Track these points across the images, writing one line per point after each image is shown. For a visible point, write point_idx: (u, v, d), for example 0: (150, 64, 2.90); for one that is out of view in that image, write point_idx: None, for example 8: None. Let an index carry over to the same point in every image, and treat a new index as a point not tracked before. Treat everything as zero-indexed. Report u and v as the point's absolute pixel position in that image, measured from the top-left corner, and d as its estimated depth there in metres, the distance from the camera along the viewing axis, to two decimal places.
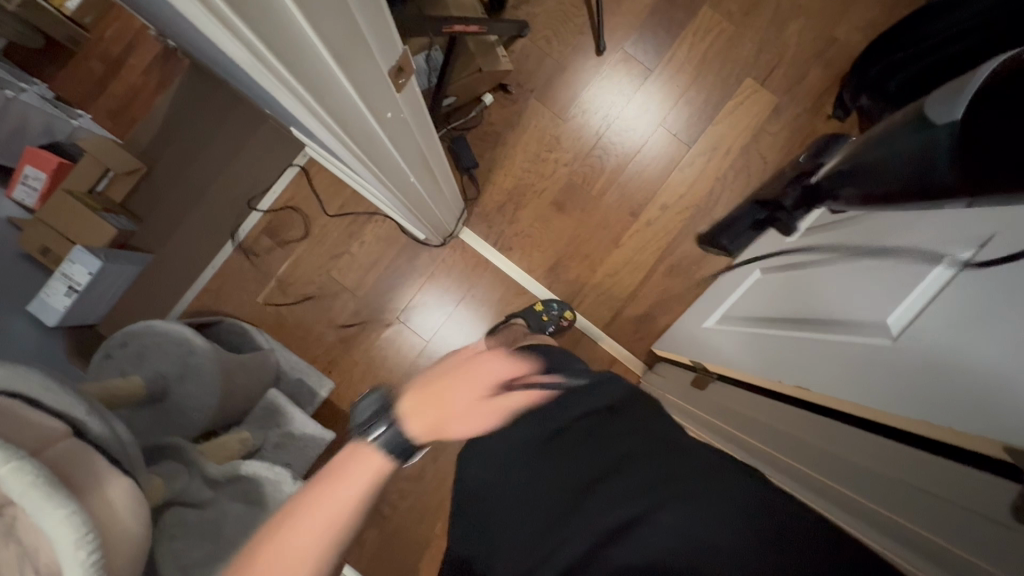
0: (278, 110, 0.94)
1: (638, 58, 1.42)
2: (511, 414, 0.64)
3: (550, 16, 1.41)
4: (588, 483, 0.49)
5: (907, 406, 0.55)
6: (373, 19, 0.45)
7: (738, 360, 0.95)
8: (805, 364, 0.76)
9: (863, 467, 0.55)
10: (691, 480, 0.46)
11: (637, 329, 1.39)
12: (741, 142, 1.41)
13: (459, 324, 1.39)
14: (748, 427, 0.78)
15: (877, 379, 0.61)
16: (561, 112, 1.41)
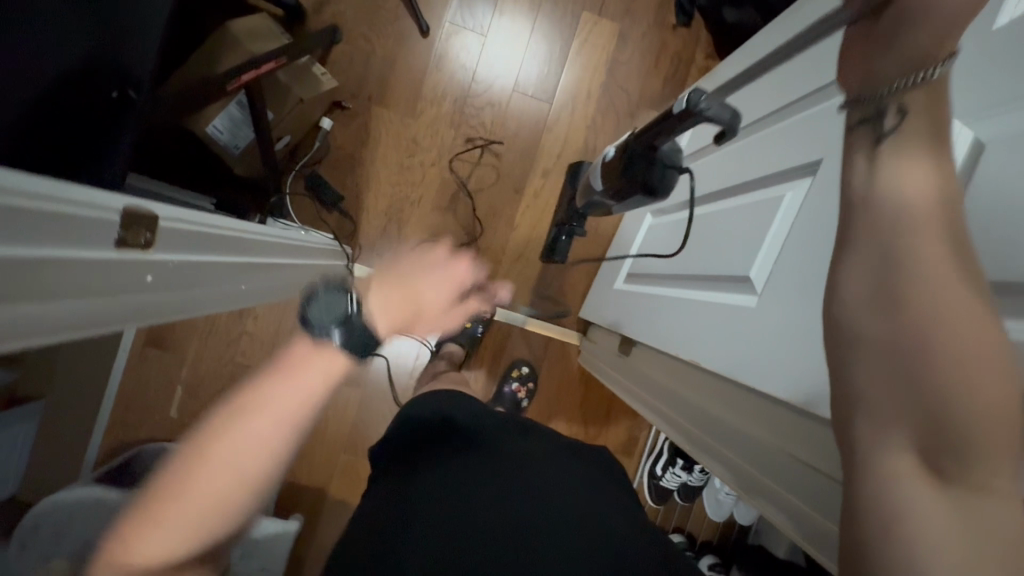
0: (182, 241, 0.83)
1: (466, 24, 1.30)
2: (462, 462, 0.77)
3: (358, 10, 1.26)
4: (559, 526, 0.70)
5: (782, 382, 0.57)
6: (43, 228, 0.35)
7: (641, 324, 0.98)
8: (694, 332, 0.78)
9: (765, 449, 0.67)
10: (601, 487, 0.83)
11: (560, 302, 1.38)
12: (598, 83, 1.35)
13: (394, 345, 1.35)
14: (678, 405, 0.88)
15: (750, 349, 0.64)
16: (408, 110, 1.30)
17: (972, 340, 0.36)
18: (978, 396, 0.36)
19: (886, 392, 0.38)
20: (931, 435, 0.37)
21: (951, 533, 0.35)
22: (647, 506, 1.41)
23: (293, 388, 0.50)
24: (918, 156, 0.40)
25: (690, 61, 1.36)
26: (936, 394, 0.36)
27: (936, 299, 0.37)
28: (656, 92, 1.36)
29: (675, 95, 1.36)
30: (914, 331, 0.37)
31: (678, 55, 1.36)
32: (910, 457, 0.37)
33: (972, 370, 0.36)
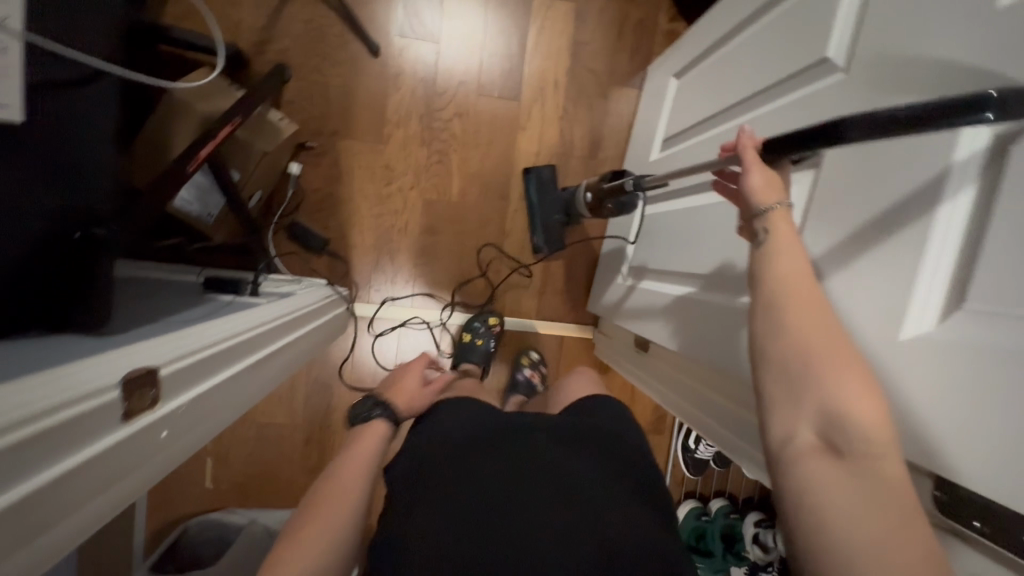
0: (149, 300, 0.77)
1: (415, 35, 1.23)
2: (462, 466, 0.67)
3: (302, 41, 1.19)
4: (550, 531, 0.60)
5: None
6: (42, 448, 0.34)
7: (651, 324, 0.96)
8: (708, 335, 0.76)
9: None
10: (624, 462, 0.73)
11: (566, 299, 1.36)
12: (564, 70, 1.29)
13: None
14: (697, 403, 0.86)
15: None
16: (376, 135, 1.24)
17: (833, 353, 0.45)
18: (837, 377, 0.43)
19: (777, 391, 0.46)
20: (820, 418, 0.43)
21: (848, 497, 0.40)
22: (686, 478, 1.43)
23: (361, 448, 0.73)
24: (789, 243, 0.51)
25: (654, 29, 1.30)
26: (800, 385, 0.45)
27: (793, 316, 0.47)
28: (624, 67, 1.30)
29: (644, 67, 1.31)
30: (779, 345, 0.47)
31: (640, 24, 1.29)
32: (807, 438, 0.44)
33: (829, 362, 0.44)
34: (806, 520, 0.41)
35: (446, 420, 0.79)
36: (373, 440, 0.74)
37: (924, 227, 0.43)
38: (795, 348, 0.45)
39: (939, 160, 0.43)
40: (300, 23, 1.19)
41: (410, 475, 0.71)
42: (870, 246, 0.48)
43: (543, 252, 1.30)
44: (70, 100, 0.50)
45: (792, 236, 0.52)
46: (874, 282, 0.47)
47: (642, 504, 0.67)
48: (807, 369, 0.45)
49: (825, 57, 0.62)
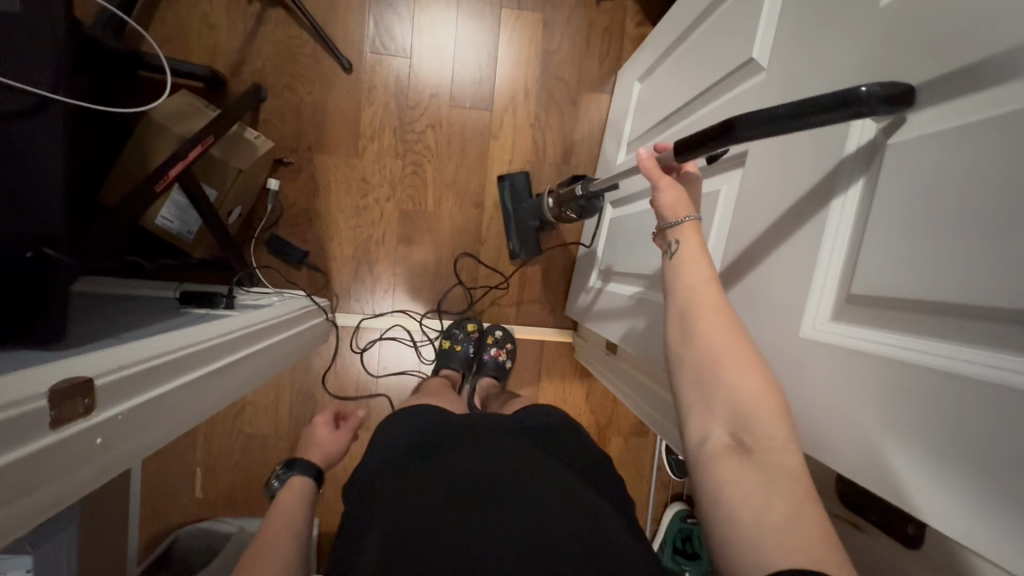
0: (118, 317, 0.80)
1: (387, 50, 1.27)
2: (424, 467, 0.66)
3: (277, 60, 1.23)
4: (520, 529, 0.56)
5: None
6: None
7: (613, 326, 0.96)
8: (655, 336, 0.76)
9: None
10: (577, 466, 0.72)
11: (544, 303, 1.37)
12: (533, 78, 1.31)
13: (395, 381, 1.34)
14: (657, 405, 0.86)
15: None
16: (351, 149, 1.27)
17: (738, 354, 0.47)
18: (741, 377, 0.45)
19: (691, 395, 0.48)
20: (729, 417, 0.44)
21: (754, 490, 0.40)
22: (672, 481, 1.43)
23: (286, 500, 0.74)
24: (696, 255, 0.54)
25: (621, 34, 1.32)
26: (711, 387, 0.46)
27: (704, 320, 0.49)
28: (593, 73, 1.32)
29: (614, 72, 1.33)
30: (691, 350, 0.48)
31: (608, 30, 1.31)
32: (719, 437, 0.45)
33: (735, 363, 0.46)
34: (721, 517, 0.41)
35: (398, 434, 0.77)
36: (297, 490, 0.76)
37: (821, 219, 0.44)
38: (705, 349, 0.47)
39: (832, 153, 0.44)
40: (275, 43, 1.23)
41: (363, 490, 0.69)
42: (778, 245, 0.49)
43: (518, 258, 1.32)
44: (23, 128, 0.55)
45: (702, 247, 0.56)
46: (780, 275, 0.48)
47: (603, 504, 0.63)
48: (715, 372, 0.47)
49: (750, 57, 0.62)
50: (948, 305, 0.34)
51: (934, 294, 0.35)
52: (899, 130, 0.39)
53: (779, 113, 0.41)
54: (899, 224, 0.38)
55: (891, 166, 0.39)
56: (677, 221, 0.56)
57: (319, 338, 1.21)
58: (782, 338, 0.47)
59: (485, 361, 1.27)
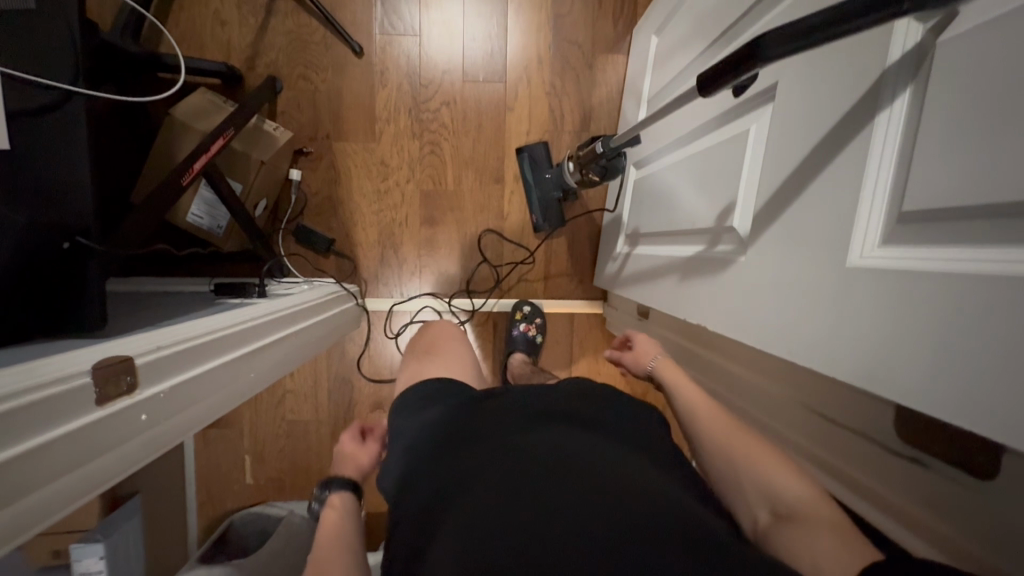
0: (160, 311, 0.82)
1: (396, 31, 1.25)
2: (460, 425, 0.63)
3: (289, 51, 1.24)
4: (569, 498, 0.49)
5: (753, 332, 0.54)
6: (17, 423, 0.38)
7: (640, 290, 0.93)
8: (683, 296, 0.73)
9: (779, 400, 0.62)
10: (630, 430, 0.62)
11: (572, 276, 1.35)
12: (546, 45, 1.27)
13: None
14: (694, 365, 0.84)
15: (728, 304, 0.60)
16: (369, 133, 1.28)
17: (746, 445, 0.59)
18: (754, 462, 0.57)
19: (731, 488, 0.58)
20: (762, 498, 0.54)
21: (800, 544, 0.48)
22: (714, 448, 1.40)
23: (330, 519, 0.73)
24: (680, 387, 0.73)
25: None
26: (744, 478, 0.56)
27: (717, 433, 0.63)
28: (607, 35, 1.28)
29: (629, 32, 1.28)
30: (713, 456, 0.61)
31: None
32: (764, 515, 0.53)
33: (749, 456, 0.58)
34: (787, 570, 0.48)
35: (416, 405, 0.70)
36: (338, 506, 0.76)
37: (864, 137, 0.41)
38: (724, 454, 0.60)
39: (875, 63, 0.40)
40: (286, 34, 1.23)
41: (400, 458, 0.63)
42: (818, 173, 0.46)
43: (542, 231, 1.30)
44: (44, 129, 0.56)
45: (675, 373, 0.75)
46: (821, 206, 0.45)
47: (665, 477, 0.54)
48: (737, 464, 0.58)
49: None
50: (1001, 206, 0.31)
51: (981, 198, 0.32)
52: (950, 25, 0.35)
53: (813, 17, 0.38)
54: (948, 128, 0.35)
55: (942, 67, 0.35)
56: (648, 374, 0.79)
57: (350, 322, 1.23)
58: (818, 277, 0.45)
59: (515, 338, 1.28)
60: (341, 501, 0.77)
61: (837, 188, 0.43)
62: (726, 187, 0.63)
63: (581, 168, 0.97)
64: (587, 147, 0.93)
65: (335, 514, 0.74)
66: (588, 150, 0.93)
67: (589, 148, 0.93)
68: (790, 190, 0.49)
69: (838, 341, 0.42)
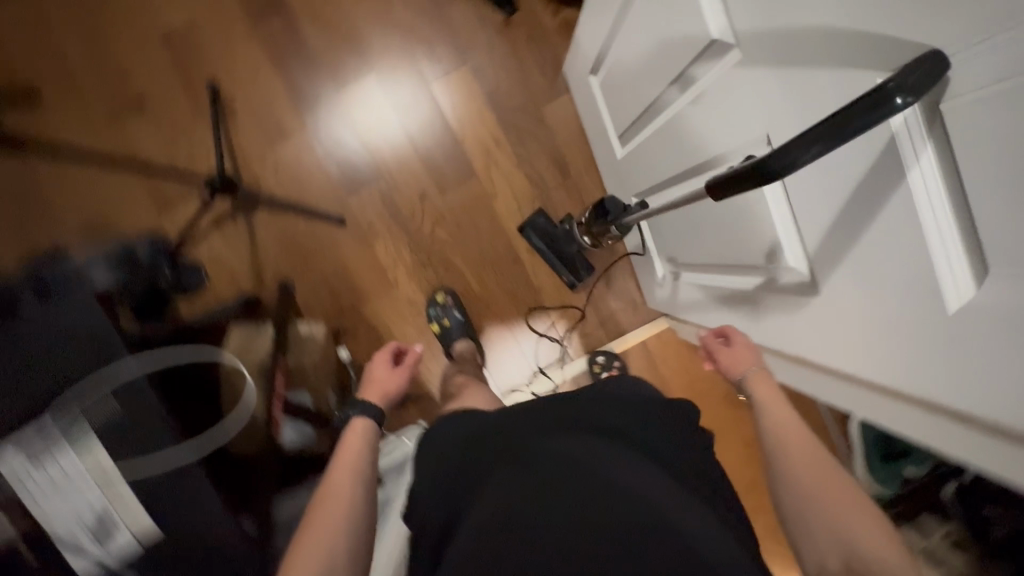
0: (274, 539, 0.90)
1: (362, 184, 1.30)
2: (497, 434, 0.67)
3: (283, 252, 1.29)
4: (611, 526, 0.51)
5: (867, 365, 0.53)
6: None
7: (706, 317, 0.94)
8: (763, 327, 0.73)
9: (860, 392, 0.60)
10: (671, 444, 0.64)
11: (623, 309, 1.36)
12: (493, 123, 1.30)
13: None
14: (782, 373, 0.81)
15: (824, 337, 0.59)
16: (385, 282, 1.32)
17: (818, 473, 0.58)
18: (823, 482, 0.57)
19: (794, 513, 0.58)
20: (837, 549, 0.53)
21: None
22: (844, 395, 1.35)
23: (347, 444, 0.78)
24: (769, 397, 0.68)
25: (547, 37, 1.29)
26: (815, 509, 0.56)
27: (805, 470, 0.59)
28: (541, 84, 1.30)
29: (558, 72, 1.30)
30: (791, 495, 0.58)
31: (531, 40, 1.29)
32: (837, 566, 0.53)
33: (810, 482, 0.58)
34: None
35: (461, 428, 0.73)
36: (360, 432, 0.80)
37: (904, 193, 0.41)
38: (804, 486, 0.58)
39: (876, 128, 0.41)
40: (274, 240, 1.29)
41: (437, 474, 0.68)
42: (870, 225, 0.46)
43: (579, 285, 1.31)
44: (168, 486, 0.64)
45: (772, 389, 0.69)
46: (890, 253, 0.45)
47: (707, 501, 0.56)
48: (815, 489, 0.57)
49: (710, 40, 0.59)
50: None
51: None
52: (947, 90, 0.36)
53: (815, 129, 0.38)
54: (990, 184, 0.35)
55: (959, 129, 0.36)
56: (743, 387, 0.71)
57: None
58: (921, 319, 0.44)
59: None
60: (355, 438, 0.79)
61: (899, 242, 0.43)
62: (759, 227, 0.64)
63: (599, 235, 0.99)
64: (597, 218, 0.95)
65: (354, 454, 0.76)
66: (599, 220, 0.95)
67: (597, 218, 0.95)
68: (846, 239, 0.49)
69: (972, 382, 0.41)
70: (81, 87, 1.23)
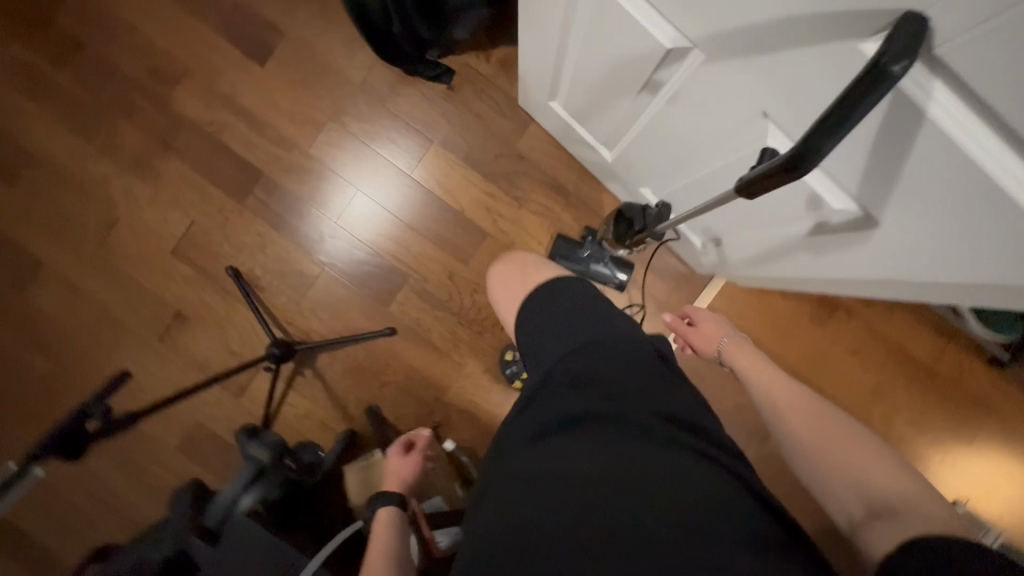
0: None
1: (392, 290, 1.36)
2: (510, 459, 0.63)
3: (354, 381, 1.35)
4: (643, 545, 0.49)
5: (955, 272, 0.54)
6: None
7: (764, 269, 0.94)
8: (828, 265, 0.73)
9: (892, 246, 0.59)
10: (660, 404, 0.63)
11: (676, 286, 1.36)
12: (480, 180, 1.34)
13: None
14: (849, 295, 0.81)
15: (899, 259, 0.59)
16: (454, 365, 1.36)
17: (813, 429, 0.66)
18: (811, 433, 0.66)
19: (812, 470, 0.64)
20: (857, 497, 0.59)
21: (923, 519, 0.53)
22: None
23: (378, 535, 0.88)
24: (751, 362, 0.80)
25: (492, 83, 1.33)
26: (831, 457, 0.63)
27: (796, 420, 0.69)
28: (505, 126, 1.33)
29: (515, 108, 1.34)
30: (805, 459, 0.66)
31: (478, 92, 1.33)
32: (859, 512, 0.59)
33: (827, 442, 0.64)
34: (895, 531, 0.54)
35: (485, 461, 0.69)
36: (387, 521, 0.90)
37: (932, 129, 0.42)
38: (810, 443, 0.66)
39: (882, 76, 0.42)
40: (342, 375, 1.35)
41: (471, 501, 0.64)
42: (907, 159, 0.47)
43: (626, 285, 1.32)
44: None
45: (742, 349, 0.83)
46: (935, 175, 0.45)
47: (708, 466, 0.57)
48: (829, 442, 0.64)
49: (664, 49, 0.62)
50: None
51: None
52: (935, 38, 0.37)
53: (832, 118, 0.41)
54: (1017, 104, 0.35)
55: (965, 64, 0.36)
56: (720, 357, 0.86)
57: None
58: (993, 224, 0.44)
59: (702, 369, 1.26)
60: (382, 524, 0.91)
61: (942, 168, 0.44)
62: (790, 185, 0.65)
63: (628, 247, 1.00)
64: (620, 233, 0.97)
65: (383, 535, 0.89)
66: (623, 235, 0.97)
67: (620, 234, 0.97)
68: (889, 176, 0.50)
69: None
70: (127, 323, 1.34)
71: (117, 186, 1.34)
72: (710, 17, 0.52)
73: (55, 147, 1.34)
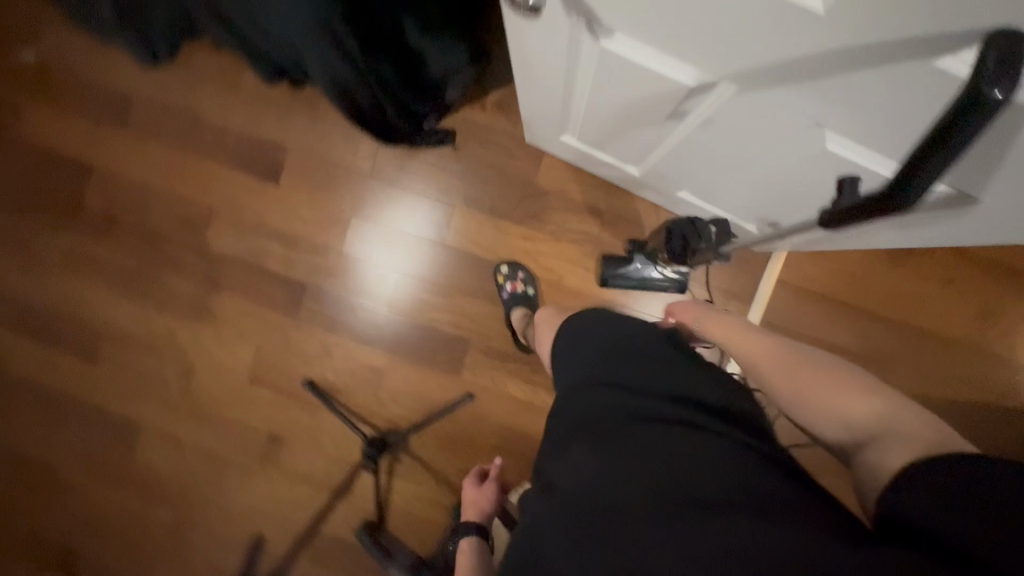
0: None
1: (458, 356, 1.36)
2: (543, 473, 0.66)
3: (449, 453, 1.36)
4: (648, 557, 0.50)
5: None
6: None
7: (845, 240, 0.88)
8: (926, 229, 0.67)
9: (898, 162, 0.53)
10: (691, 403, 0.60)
11: (737, 270, 1.30)
12: (509, 226, 1.33)
13: None
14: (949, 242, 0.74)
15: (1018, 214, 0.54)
16: (538, 411, 1.35)
17: (778, 372, 0.61)
18: (778, 376, 0.60)
19: (796, 413, 0.58)
20: (841, 428, 0.54)
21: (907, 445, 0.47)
22: None
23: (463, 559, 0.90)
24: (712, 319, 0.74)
25: (493, 130, 1.32)
26: (802, 394, 0.57)
27: (766, 369, 0.62)
28: (518, 167, 1.32)
29: (522, 147, 1.32)
30: (778, 398, 0.61)
31: (482, 143, 1.33)
32: (849, 441, 0.53)
33: (795, 379, 0.58)
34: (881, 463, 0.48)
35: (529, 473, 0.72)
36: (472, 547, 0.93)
37: None
38: (783, 390, 0.59)
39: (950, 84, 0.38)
40: (435, 450, 1.37)
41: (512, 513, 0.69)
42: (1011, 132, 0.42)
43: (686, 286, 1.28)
44: None
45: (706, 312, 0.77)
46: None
47: (740, 451, 0.54)
48: (798, 376, 0.58)
49: (684, 87, 0.59)
50: None
51: None
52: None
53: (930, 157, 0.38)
54: None
55: None
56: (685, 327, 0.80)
57: None
58: None
59: None
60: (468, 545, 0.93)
61: None
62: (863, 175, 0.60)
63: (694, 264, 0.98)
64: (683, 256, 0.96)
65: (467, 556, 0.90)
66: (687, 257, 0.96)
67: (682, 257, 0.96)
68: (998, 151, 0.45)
69: None
70: (229, 459, 1.40)
71: (184, 336, 1.41)
72: (732, 57, 0.49)
73: (120, 318, 1.42)
